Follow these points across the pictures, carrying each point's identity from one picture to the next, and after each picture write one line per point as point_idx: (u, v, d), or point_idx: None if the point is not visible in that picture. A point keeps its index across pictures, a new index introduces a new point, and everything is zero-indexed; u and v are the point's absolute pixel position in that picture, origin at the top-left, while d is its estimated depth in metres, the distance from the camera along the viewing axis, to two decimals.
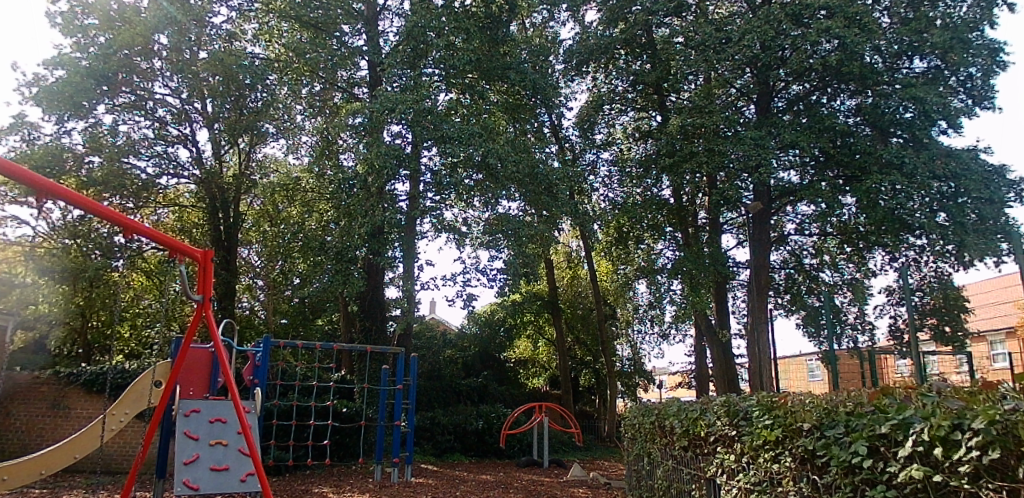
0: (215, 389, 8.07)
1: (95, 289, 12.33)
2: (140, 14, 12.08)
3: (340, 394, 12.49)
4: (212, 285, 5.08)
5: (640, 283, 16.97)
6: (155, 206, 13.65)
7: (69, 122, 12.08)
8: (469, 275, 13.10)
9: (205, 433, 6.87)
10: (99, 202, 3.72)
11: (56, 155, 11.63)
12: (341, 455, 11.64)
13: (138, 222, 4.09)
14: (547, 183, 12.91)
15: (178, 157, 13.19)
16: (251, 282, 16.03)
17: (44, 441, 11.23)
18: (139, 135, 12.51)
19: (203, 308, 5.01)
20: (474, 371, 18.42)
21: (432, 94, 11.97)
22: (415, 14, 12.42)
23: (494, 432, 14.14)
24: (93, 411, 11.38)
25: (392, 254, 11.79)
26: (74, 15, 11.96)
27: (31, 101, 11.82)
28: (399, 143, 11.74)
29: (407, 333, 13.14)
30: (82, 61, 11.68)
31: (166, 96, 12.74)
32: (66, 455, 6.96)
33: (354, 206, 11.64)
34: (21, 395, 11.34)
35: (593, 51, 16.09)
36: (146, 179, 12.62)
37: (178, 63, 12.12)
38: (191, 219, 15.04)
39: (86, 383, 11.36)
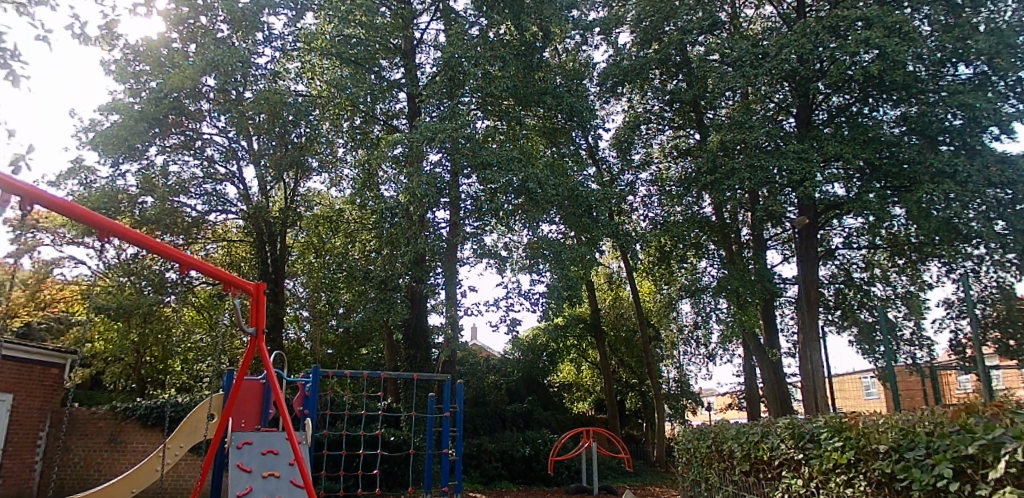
0: (266, 421, 8.35)
1: (151, 325, 12.70)
2: (187, 58, 12.24)
3: (387, 422, 12.53)
4: (264, 318, 5.39)
5: (684, 303, 16.53)
6: (205, 241, 13.96)
7: (123, 165, 12.56)
8: (511, 299, 13.06)
9: (258, 464, 7.11)
10: (154, 239, 4.08)
11: (112, 197, 12.02)
12: (389, 485, 11.64)
13: (190, 257, 4.42)
14: (587, 205, 12.87)
15: (226, 194, 13.70)
16: (297, 313, 15.19)
17: (103, 475, 11.50)
18: (189, 174, 13.07)
19: (256, 341, 5.33)
20: (518, 396, 18.21)
21: (469, 122, 12.12)
22: (451, 45, 12.49)
23: (541, 459, 14.04)
24: (150, 444, 11.82)
25: (433, 281, 12.01)
26: (127, 62, 12.40)
27: (88, 146, 12.35)
28: (439, 171, 11.75)
29: (451, 359, 13.14)
30: (136, 105, 12.06)
31: (214, 136, 13.26)
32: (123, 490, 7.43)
33: (397, 235, 11.90)
34: (80, 431, 11.63)
35: (627, 72, 15.86)
36: (196, 216, 13.19)
37: (226, 104, 12.53)
38: (239, 253, 15.06)
39: (142, 417, 11.77)
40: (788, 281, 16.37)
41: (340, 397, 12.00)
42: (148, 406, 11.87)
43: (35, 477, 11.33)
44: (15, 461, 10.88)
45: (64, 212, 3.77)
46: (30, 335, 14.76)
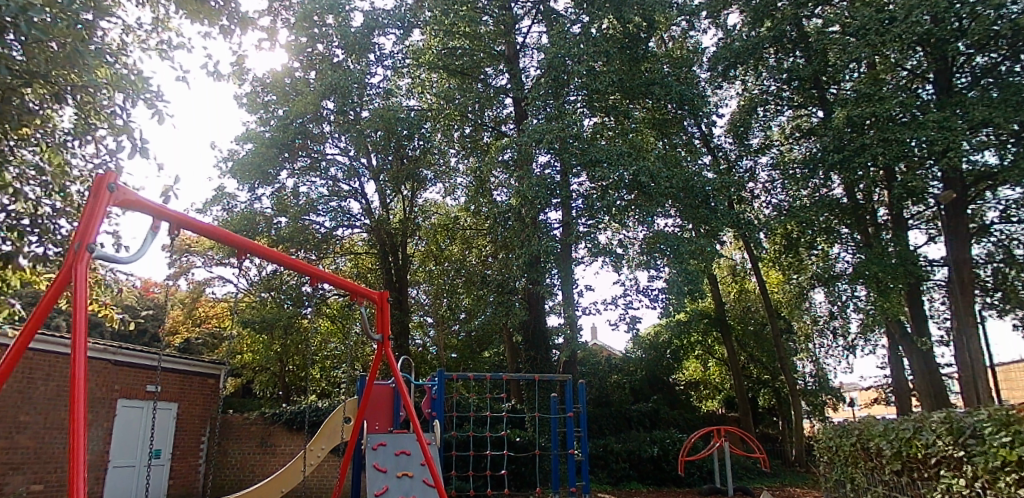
0: (398, 423, 8.75)
1: (291, 335, 13.70)
2: (309, 85, 13.07)
3: (513, 423, 12.69)
4: (387, 324, 6.46)
5: (817, 292, 15.81)
6: (334, 255, 14.87)
7: (259, 189, 13.65)
8: (630, 297, 12.83)
9: (393, 465, 7.82)
10: (288, 256, 4.87)
11: (251, 219, 13.10)
12: (517, 485, 11.79)
13: (320, 271, 5.21)
14: (704, 195, 12.37)
15: (351, 209, 14.41)
16: (421, 319, 15.56)
17: (257, 476, 12.52)
18: (316, 194, 13.90)
19: (382, 346, 6.43)
20: (643, 396, 17.85)
21: (576, 121, 12.06)
22: (554, 45, 12.41)
23: (670, 459, 13.66)
24: (294, 447, 12.59)
25: (548, 282, 12.05)
26: (257, 94, 13.57)
27: (229, 174, 13.56)
28: (548, 172, 11.84)
29: (573, 359, 13.13)
30: (266, 133, 13.23)
31: (337, 156, 14.07)
32: (273, 490, 8.31)
33: (511, 238, 12.03)
34: (236, 435, 12.78)
35: (739, 54, 15.20)
36: (325, 232, 13.92)
37: (344, 124, 13.10)
38: (365, 265, 15.77)
39: (287, 422, 12.65)
40: (936, 263, 14.86)
41: (466, 400, 12.31)
42: (292, 412, 12.74)
43: (201, 477, 12.55)
44: (184, 463, 12.12)
45: (200, 232, 4.57)
46: (191, 349, 16.41)
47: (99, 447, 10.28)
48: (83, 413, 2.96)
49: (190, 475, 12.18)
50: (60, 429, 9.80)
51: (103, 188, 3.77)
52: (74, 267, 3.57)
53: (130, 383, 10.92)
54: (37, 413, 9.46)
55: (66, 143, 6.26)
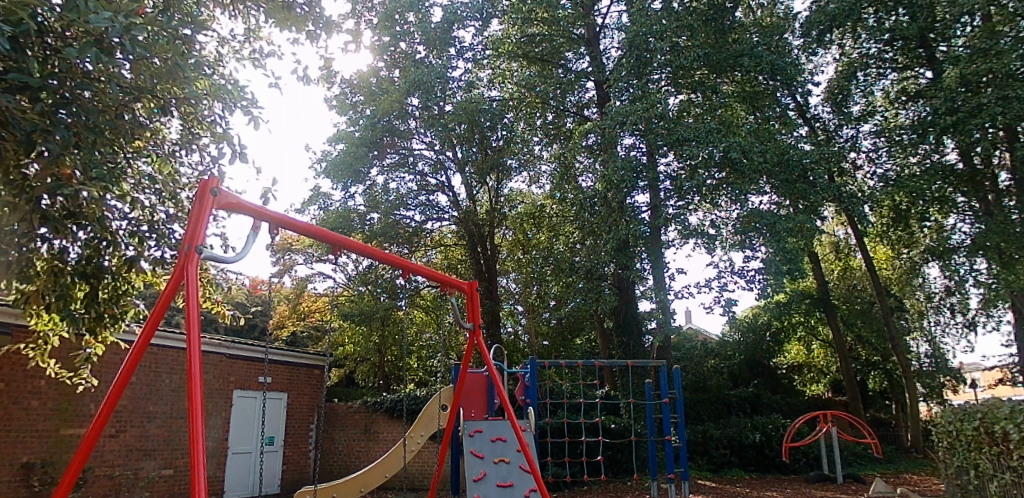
0: (493, 410, 8.87)
1: (387, 327, 14.17)
2: (394, 83, 13.42)
3: (607, 409, 12.60)
4: (478, 313, 6.57)
5: (930, 266, 14.98)
6: (425, 248, 15.23)
7: (352, 188, 14.13)
8: (725, 279, 12.43)
9: (489, 452, 7.95)
10: (381, 250, 5.01)
11: (345, 217, 13.61)
12: (615, 471, 11.71)
13: (412, 263, 5.33)
14: (802, 168, 11.76)
15: (439, 203, 14.76)
16: (513, 307, 15.97)
17: (362, 461, 13.09)
18: (405, 189, 14.14)
19: (473, 334, 6.56)
20: (742, 381, 17.25)
21: (661, 100, 11.71)
22: (636, 23, 12.11)
23: (774, 445, 13.15)
24: (396, 433, 13.06)
25: (640, 267, 11.68)
26: (345, 95, 14.02)
27: (323, 175, 14.13)
28: (634, 154, 11.68)
29: (667, 344, 12.88)
30: (356, 133, 13.65)
31: (424, 150, 14.41)
32: (377, 475, 8.64)
33: (598, 224, 11.86)
34: (341, 423, 13.40)
35: (835, 16, 14.10)
36: (416, 226, 14.42)
37: (429, 119, 13.30)
38: (455, 256, 16.16)
39: (387, 409, 13.12)
40: None
41: (559, 387, 12.32)
42: (391, 400, 13.20)
43: (313, 464, 13.25)
44: (296, 450, 12.83)
45: (301, 230, 4.77)
46: (297, 342, 17.33)
47: (218, 435, 11.04)
48: (200, 404, 3.18)
49: (301, 461, 12.90)
50: (183, 419, 10.60)
51: (208, 192, 4.03)
52: (187, 267, 3.85)
53: (243, 375, 11.66)
54: (163, 404, 10.27)
55: (174, 153, 6.70)
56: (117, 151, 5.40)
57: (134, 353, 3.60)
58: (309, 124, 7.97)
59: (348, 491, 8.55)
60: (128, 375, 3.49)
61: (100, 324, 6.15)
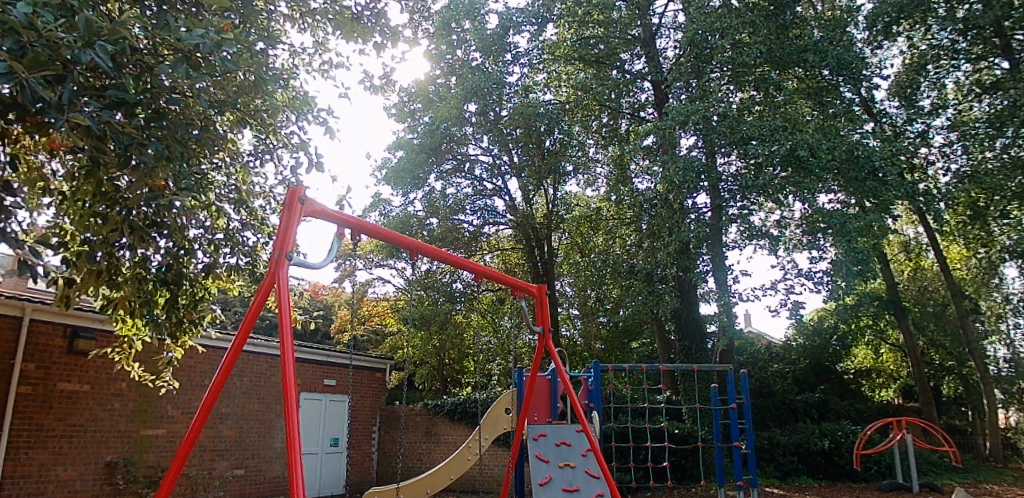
0: (556, 414, 8.85)
1: (447, 330, 14.43)
2: (451, 90, 13.72)
3: (670, 414, 12.44)
4: (546, 316, 6.61)
5: (1012, 265, 14.41)
6: (483, 252, 15.39)
7: (411, 194, 14.42)
8: (791, 281, 12.15)
9: (554, 455, 7.94)
10: (450, 253, 5.20)
11: (406, 222, 13.93)
12: (679, 477, 11.55)
13: (481, 265, 5.52)
14: (871, 166, 11.19)
15: (496, 207, 15.12)
16: (568, 312, 15.78)
17: (425, 464, 13.24)
18: (463, 194, 14.57)
19: (542, 337, 6.59)
20: (807, 385, 16.81)
21: (722, 98, 11.58)
22: (695, 22, 12.05)
23: (844, 453, 12.74)
24: (458, 436, 13.16)
25: (701, 269, 11.67)
26: (404, 104, 14.30)
27: (384, 182, 14.47)
28: (695, 154, 11.45)
29: (731, 348, 12.72)
30: (415, 140, 13.99)
31: (480, 155, 14.51)
32: (443, 477, 8.72)
33: (659, 225, 11.68)
34: (403, 425, 13.58)
35: (906, 7, 13.25)
36: (474, 230, 14.67)
37: (486, 124, 13.68)
38: (513, 260, 16.24)
39: (449, 412, 13.24)
40: None
41: (622, 391, 12.25)
42: (452, 403, 13.31)
43: (375, 465, 13.50)
44: (359, 451, 13.10)
45: (378, 236, 4.89)
46: (359, 346, 17.75)
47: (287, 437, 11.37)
48: (296, 404, 3.27)
49: (364, 463, 13.16)
50: (254, 420, 10.92)
51: (295, 201, 4.17)
52: (278, 272, 3.97)
53: (310, 378, 11.96)
54: (235, 405, 10.61)
55: (249, 164, 6.89)
56: (202, 163, 5.59)
57: (229, 355, 3.71)
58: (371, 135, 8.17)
59: (415, 492, 8.63)
60: (224, 377, 3.59)
61: (181, 329, 6.39)
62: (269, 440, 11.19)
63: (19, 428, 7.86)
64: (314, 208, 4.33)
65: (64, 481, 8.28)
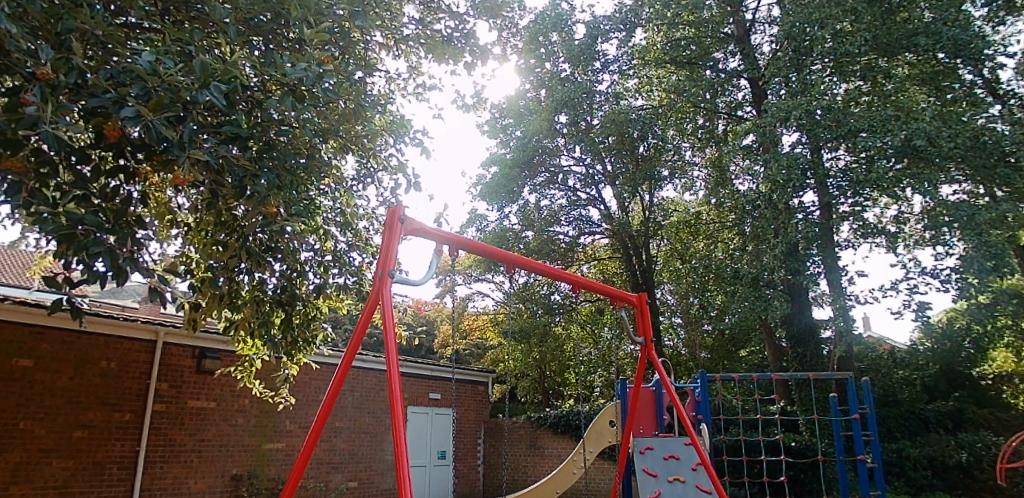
0: (662, 426, 8.57)
1: (547, 343, 14.44)
2: (542, 103, 13.83)
3: (785, 426, 11.77)
4: (648, 325, 6.46)
5: None
6: (580, 263, 15.32)
7: (507, 208, 14.68)
8: (914, 280, 11.16)
9: (662, 469, 7.69)
10: (546, 265, 5.24)
11: (502, 236, 14.14)
12: (798, 493, 10.87)
13: (578, 276, 5.52)
14: (1004, 153, 10.16)
15: (590, 217, 15.07)
16: (671, 320, 15.25)
17: (530, 476, 13.25)
18: (557, 206, 14.63)
19: (645, 347, 6.44)
20: (939, 394, 15.40)
21: (826, 90, 10.92)
22: (792, 13, 11.48)
23: (988, 469, 11.55)
24: (562, 449, 13.10)
25: (812, 271, 10.94)
26: (496, 120, 14.54)
27: (479, 198, 14.77)
28: (799, 150, 10.89)
29: (850, 354, 11.89)
30: (508, 155, 14.32)
31: (572, 166, 14.70)
32: (549, 490, 8.68)
33: (763, 227, 11.10)
34: (508, 438, 13.66)
35: None
36: (569, 240, 14.63)
37: (578, 134, 13.65)
38: (610, 270, 16.05)
39: (552, 425, 13.20)
40: None
41: (731, 402, 11.74)
42: (555, 415, 13.25)
43: (481, 478, 13.65)
44: (465, 464, 13.31)
45: (476, 252, 4.96)
46: (461, 360, 18.11)
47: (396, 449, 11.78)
48: (402, 418, 3.35)
49: (471, 475, 13.35)
50: (365, 433, 11.37)
51: (396, 221, 4.32)
52: (381, 290, 4.12)
53: (416, 392, 12.31)
54: (348, 419, 11.10)
55: (352, 187, 7.20)
56: (309, 189, 5.92)
57: (339, 371, 3.88)
58: (467, 152, 8.42)
59: None
60: (335, 392, 3.75)
61: (297, 347, 6.69)
62: (380, 452, 11.60)
63: (158, 442, 8.62)
64: (415, 227, 4.47)
65: (197, 491, 8.96)
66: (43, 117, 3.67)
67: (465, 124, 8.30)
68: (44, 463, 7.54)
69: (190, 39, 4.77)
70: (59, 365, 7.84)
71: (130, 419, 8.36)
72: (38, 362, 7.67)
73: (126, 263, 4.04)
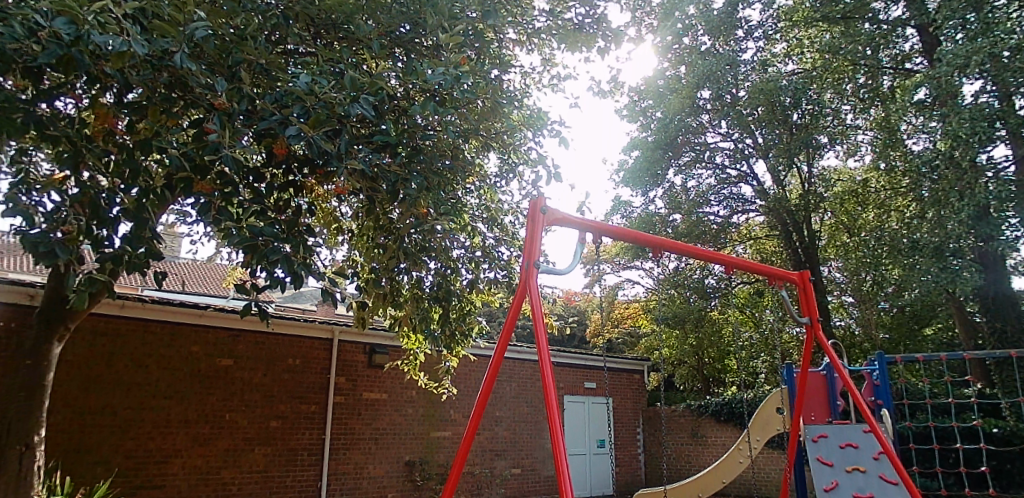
0: (837, 414, 7.88)
1: (703, 328, 13.90)
2: (682, 80, 13.26)
3: (989, 413, 10.34)
4: (813, 305, 5.97)
5: None
6: (733, 243, 14.55)
7: (652, 192, 14.32)
8: None
9: (839, 459, 7.08)
10: (693, 246, 5.03)
11: (649, 221, 13.81)
12: (1008, 488, 9.53)
13: (730, 256, 5.25)
14: None
15: (743, 194, 14.33)
16: (840, 300, 14.13)
17: (693, 466, 12.85)
18: (705, 186, 14.07)
19: (811, 328, 5.94)
20: None
21: (1021, 25, 9.37)
22: None
23: None
24: (726, 438, 12.54)
25: (1010, 235, 9.69)
26: (635, 102, 14.15)
27: (623, 184, 14.52)
28: (984, 100, 9.57)
29: None
30: (649, 137, 13.91)
31: (719, 142, 13.99)
32: (714, 480, 8.35)
33: (946, 190, 9.82)
34: (667, 427, 13.34)
35: None
36: (721, 221, 14.09)
37: (723, 108, 12.96)
38: (768, 248, 15.08)
39: (714, 413, 12.68)
40: None
41: (919, 386, 10.55)
42: (717, 403, 12.71)
43: (642, 467, 13.47)
44: (625, 453, 13.21)
45: (621, 237, 4.87)
46: (615, 348, 17.98)
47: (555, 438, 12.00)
48: (555, 403, 3.38)
49: (632, 464, 13.23)
50: (524, 422, 11.67)
51: (538, 212, 4.36)
52: (528, 279, 4.19)
53: (571, 381, 12.41)
54: (507, 408, 11.46)
55: (496, 184, 7.39)
56: (455, 189, 6.17)
57: (493, 361, 4.00)
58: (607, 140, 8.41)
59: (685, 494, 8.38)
60: (490, 381, 3.87)
61: (455, 340, 6.97)
62: (540, 441, 11.84)
63: (340, 431, 9.49)
64: (558, 217, 4.48)
65: (376, 475, 9.74)
66: (223, 142, 4.15)
67: (601, 110, 8.14)
68: (248, 449, 8.59)
69: (339, 57, 5.15)
70: (254, 362, 8.87)
71: (315, 410, 9.28)
72: (238, 360, 8.73)
73: (300, 268, 4.46)
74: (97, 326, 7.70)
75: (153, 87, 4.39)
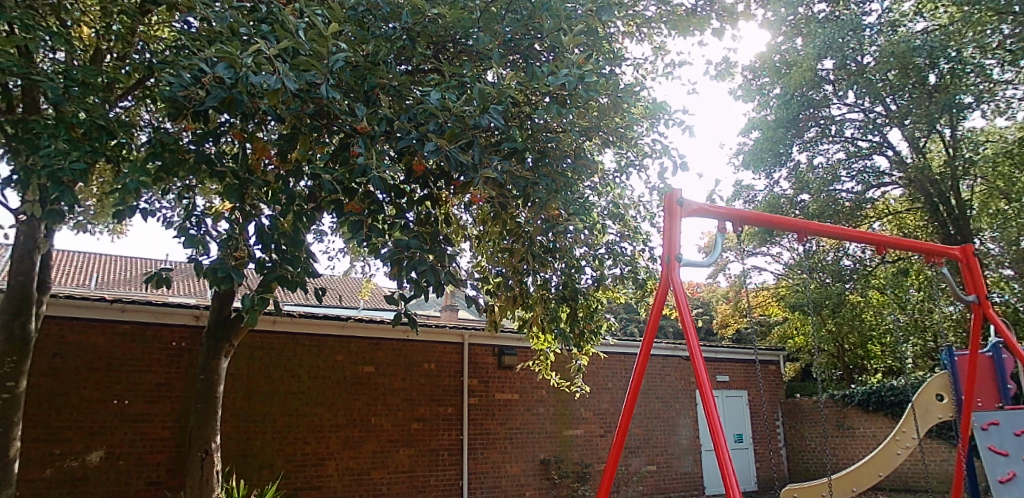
0: (1010, 399, 7.07)
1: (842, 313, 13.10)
2: (800, 51, 12.50)
3: None
4: (980, 282, 5.45)
5: None
6: (870, 220, 13.60)
7: (775, 173, 13.71)
8: None
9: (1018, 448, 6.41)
10: (838, 227, 4.85)
11: (775, 205, 13.20)
12: None
13: (881, 235, 4.98)
14: None
15: (878, 166, 13.35)
16: (1001, 274, 11.81)
17: (841, 459, 12.13)
18: (835, 160, 13.40)
19: (981, 305, 5.43)
20: None
21: None
22: None
23: None
24: (878, 430, 11.71)
25: None
26: (750, 81, 13.54)
27: (744, 167, 13.93)
28: None
29: None
30: (769, 116, 13.28)
31: (846, 114, 13.13)
32: (871, 474, 7.62)
33: None
34: (808, 418, 12.63)
35: None
36: (855, 197, 13.18)
37: (850, 76, 12.11)
38: (910, 223, 13.96)
39: (861, 403, 11.84)
40: None
41: None
42: (864, 392, 11.86)
43: (785, 461, 12.88)
44: (765, 447, 12.70)
45: (759, 223, 4.71)
46: (744, 339, 17.30)
47: (690, 433, 11.82)
48: (710, 399, 3.45)
49: (773, 459, 12.70)
50: (656, 418, 11.48)
51: (675, 205, 4.28)
52: (669, 275, 4.14)
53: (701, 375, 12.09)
54: (638, 404, 11.33)
55: (616, 179, 7.38)
56: (580, 187, 6.18)
57: (640, 359, 4.00)
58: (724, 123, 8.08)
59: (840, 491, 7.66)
60: (639, 380, 3.93)
61: (585, 338, 7.08)
62: (673, 437, 11.61)
63: (476, 432, 9.78)
64: (696, 209, 4.40)
65: (514, 475, 9.95)
66: (370, 164, 4.38)
67: (717, 92, 7.86)
68: (393, 450, 9.05)
69: (463, 71, 5.31)
70: (393, 368, 9.34)
71: (452, 412, 9.62)
72: (378, 367, 9.22)
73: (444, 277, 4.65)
74: (255, 341, 8.42)
75: (301, 118, 4.72)
